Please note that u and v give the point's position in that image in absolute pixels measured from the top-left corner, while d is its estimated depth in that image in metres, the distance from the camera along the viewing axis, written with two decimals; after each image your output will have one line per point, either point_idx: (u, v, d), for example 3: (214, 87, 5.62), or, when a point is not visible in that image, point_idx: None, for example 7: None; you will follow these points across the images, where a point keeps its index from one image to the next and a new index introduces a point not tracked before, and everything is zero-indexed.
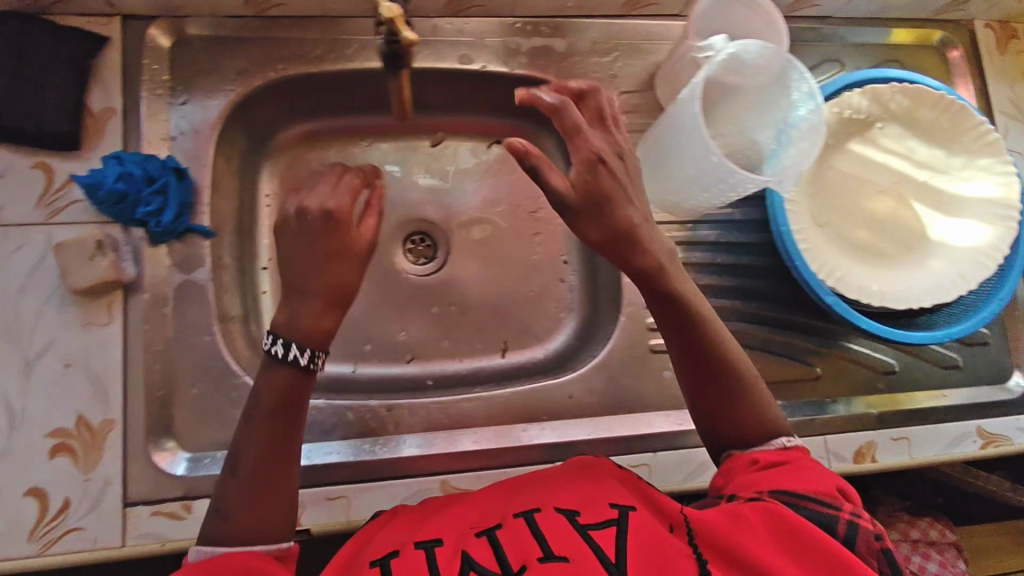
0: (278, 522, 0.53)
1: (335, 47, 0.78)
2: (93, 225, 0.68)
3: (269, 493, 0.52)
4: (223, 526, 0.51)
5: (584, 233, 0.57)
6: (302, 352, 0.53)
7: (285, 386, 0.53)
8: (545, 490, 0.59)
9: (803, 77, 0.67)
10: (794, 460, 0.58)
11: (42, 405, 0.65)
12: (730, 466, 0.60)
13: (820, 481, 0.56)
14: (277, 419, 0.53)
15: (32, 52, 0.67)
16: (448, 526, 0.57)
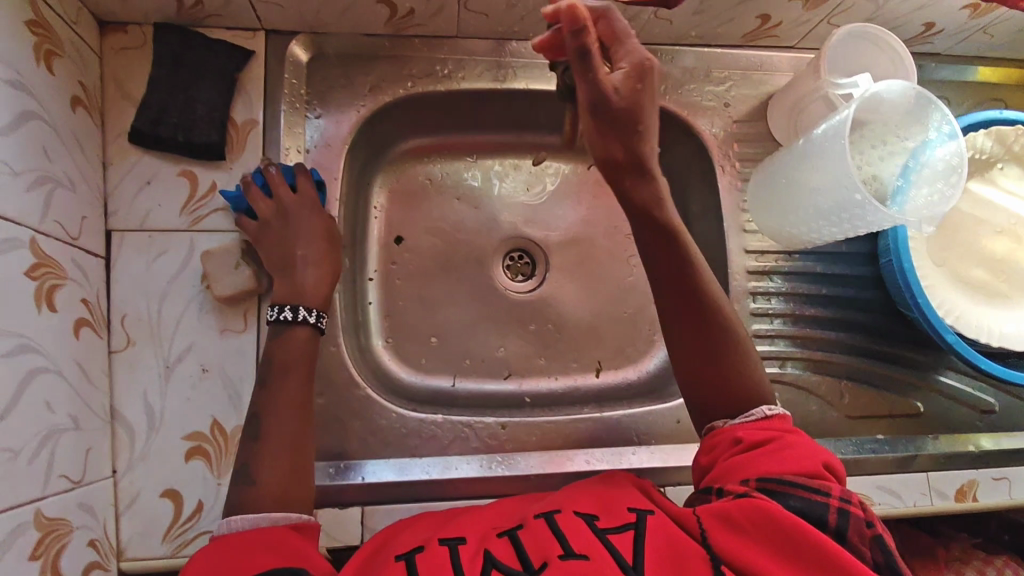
0: (297, 487, 0.54)
1: (463, 66, 0.79)
2: (232, 233, 0.69)
3: (293, 454, 0.55)
4: (247, 492, 0.52)
5: (608, 154, 0.61)
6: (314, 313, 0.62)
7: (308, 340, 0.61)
8: (562, 497, 0.61)
9: (946, 118, 0.69)
10: (771, 441, 0.60)
11: (179, 409, 0.66)
12: (714, 444, 0.63)
13: (805, 458, 0.58)
14: (302, 383, 0.59)
15: (187, 66, 0.70)
16: (471, 526, 0.58)
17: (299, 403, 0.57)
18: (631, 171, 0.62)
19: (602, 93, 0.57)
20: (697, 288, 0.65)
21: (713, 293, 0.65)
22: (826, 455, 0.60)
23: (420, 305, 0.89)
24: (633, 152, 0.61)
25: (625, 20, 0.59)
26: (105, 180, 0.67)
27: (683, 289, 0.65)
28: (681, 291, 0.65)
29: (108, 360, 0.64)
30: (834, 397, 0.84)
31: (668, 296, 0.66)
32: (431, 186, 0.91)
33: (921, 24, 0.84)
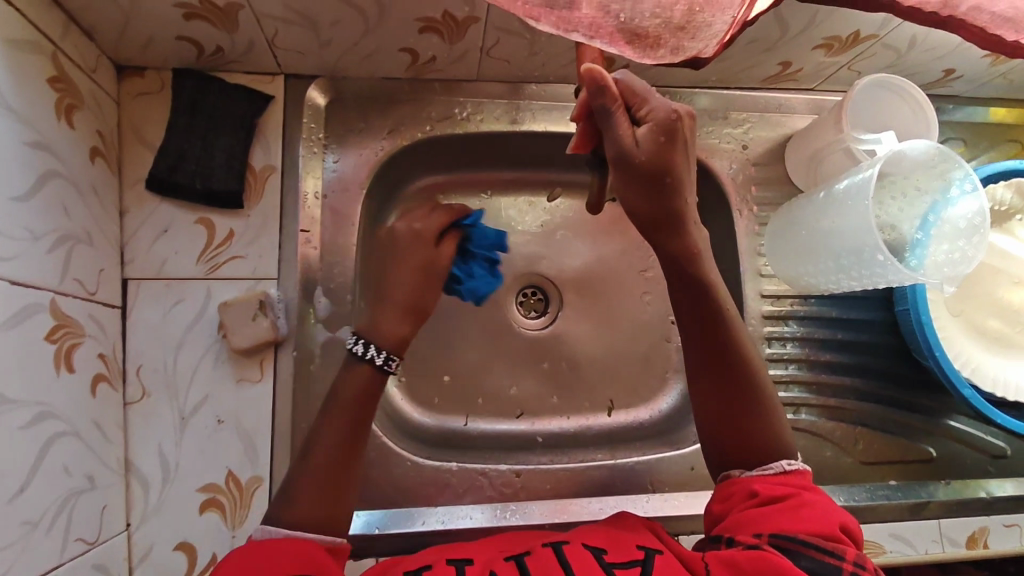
0: (333, 511, 0.54)
1: (481, 108, 0.79)
2: (249, 281, 0.69)
3: (333, 481, 0.54)
4: (283, 511, 0.53)
5: (631, 206, 0.58)
6: (382, 353, 0.58)
7: (368, 381, 0.57)
8: (575, 531, 0.62)
9: (967, 175, 0.69)
10: (790, 498, 0.58)
11: (193, 460, 0.66)
12: (730, 494, 0.62)
13: (822, 520, 0.56)
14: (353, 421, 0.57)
15: (206, 112, 0.70)
16: (481, 549, 0.59)
17: (346, 439, 0.56)
18: (661, 228, 0.59)
19: (626, 150, 0.53)
20: (725, 337, 0.64)
21: (740, 343, 0.64)
22: (846, 519, 0.57)
23: (432, 344, 0.89)
24: (665, 209, 0.58)
25: (643, 79, 0.55)
26: (122, 229, 0.67)
27: (711, 338, 0.64)
28: (708, 339, 0.64)
29: (123, 412, 0.65)
30: (853, 446, 0.84)
31: (696, 344, 0.65)
32: (446, 222, 0.89)
33: (941, 70, 0.82)
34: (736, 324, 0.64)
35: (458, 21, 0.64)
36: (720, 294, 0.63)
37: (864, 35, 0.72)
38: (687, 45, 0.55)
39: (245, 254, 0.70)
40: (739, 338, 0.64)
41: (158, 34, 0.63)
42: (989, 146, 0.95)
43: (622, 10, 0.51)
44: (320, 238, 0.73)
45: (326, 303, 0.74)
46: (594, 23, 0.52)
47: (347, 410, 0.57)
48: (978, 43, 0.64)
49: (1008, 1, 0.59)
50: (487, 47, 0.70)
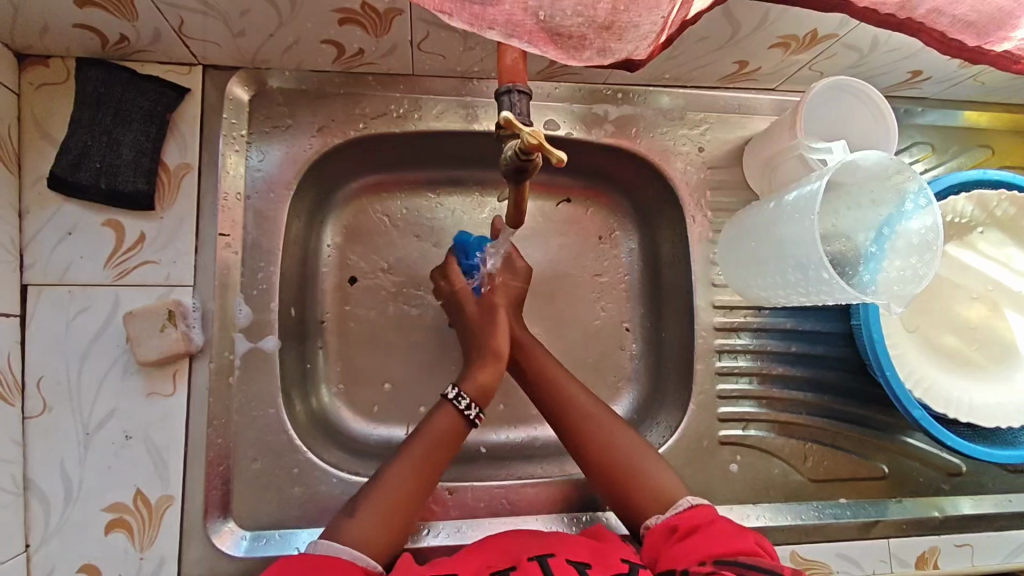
0: (393, 534, 0.62)
1: (419, 106, 0.74)
2: (161, 288, 0.65)
3: (396, 504, 0.62)
4: (346, 524, 0.61)
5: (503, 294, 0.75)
6: (452, 390, 0.70)
7: (448, 420, 0.68)
8: (556, 542, 0.59)
9: (922, 188, 0.64)
10: (703, 521, 0.59)
11: (99, 478, 0.63)
12: (654, 542, 0.61)
13: (733, 529, 0.57)
14: (433, 462, 0.66)
15: (114, 106, 0.65)
16: (469, 562, 0.57)
17: (419, 471, 0.65)
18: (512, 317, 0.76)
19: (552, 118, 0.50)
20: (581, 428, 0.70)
21: (598, 423, 0.70)
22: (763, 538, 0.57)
23: (370, 352, 0.81)
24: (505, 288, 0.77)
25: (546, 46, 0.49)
26: (20, 230, 0.63)
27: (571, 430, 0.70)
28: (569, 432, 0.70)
29: (20, 427, 0.61)
30: (803, 461, 0.80)
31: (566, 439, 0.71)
32: (389, 224, 0.84)
33: (908, 72, 0.77)
34: (590, 412, 0.71)
35: (380, 13, 0.60)
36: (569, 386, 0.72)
37: (821, 35, 0.68)
38: (615, 47, 0.50)
39: (158, 259, 0.66)
40: (592, 421, 0.70)
41: (54, 22, 0.58)
42: (966, 151, 0.89)
43: (541, 7, 0.45)
44: (242, 240, 0.69)
45: (248, 310, 0.69)
46: (511, 21, 0.46)
47: (428, 445, 0.66)
48: (938, 47, 0.59)
49: (970, 4, 0.54)
50: (417, 41, 0.65)
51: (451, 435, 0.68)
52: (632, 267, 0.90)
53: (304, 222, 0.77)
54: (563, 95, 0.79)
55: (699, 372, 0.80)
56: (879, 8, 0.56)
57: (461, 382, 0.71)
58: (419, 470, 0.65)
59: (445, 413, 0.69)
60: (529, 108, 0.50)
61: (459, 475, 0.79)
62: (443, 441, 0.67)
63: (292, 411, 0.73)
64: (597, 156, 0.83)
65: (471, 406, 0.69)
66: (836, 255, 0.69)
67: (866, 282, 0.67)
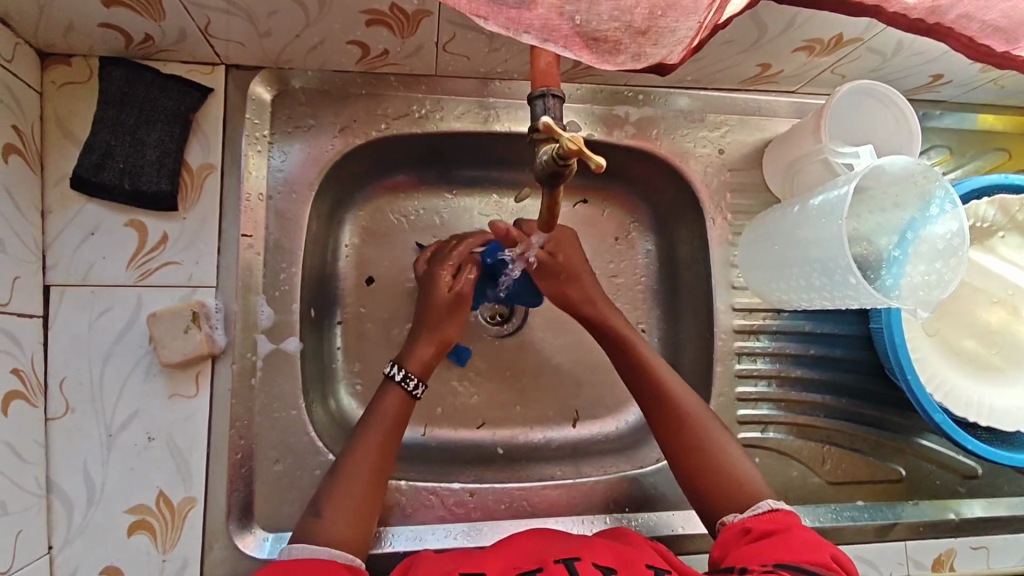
0: (362, 526, 0.62)
1: (440, 106, 0.74)
2: (184, 289, 0.65)
3: (361, 496, 0.62)
4: (315, 522, 0.61)
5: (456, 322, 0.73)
6: (394, 369, 0.68)
7: (389, 402, 0.67)
8: (580, 543, 0.59)
9: (948, 194, 0.65)
10: (783, 530, 0.59)
11: (121, 479, 0.63)
12: (724, 538, 0.62)
13: (813, 546, 0.57)
14: (377, 445, 0.65)
15: (136, 105, 0.65)
16: (493, 560, 0.57)
17: (376, 453, 0.64)
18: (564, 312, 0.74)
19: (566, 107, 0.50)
20: (665, 401, 0.70)
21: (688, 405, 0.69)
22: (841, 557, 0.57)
23: (389, 353, 0.81)
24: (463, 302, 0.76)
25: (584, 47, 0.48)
26: (42, 231, 0.62)
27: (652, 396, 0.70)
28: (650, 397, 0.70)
29: (43, 428, 0.61)
30: (821, 464, 0.80)
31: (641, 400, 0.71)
32: (407, 224, 0.83)
33: (929, 75, 0.77)
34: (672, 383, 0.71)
35: (408, 14, 0.59)
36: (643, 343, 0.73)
37: (847, 39, 0.67)
38: (649, 51, 0.50)
39: (180, 260, 0.65)
40: (689, 404, 0.69)
41: (79, 21, 0.58)
42: (983, 154, 0.89)
43: (577, 12, 0.45)
44: (264, 241, 0.69)
45: (270, 311, 0.69)
46: (547, 25, 0.46)
47: (380, 431, 0.65)
48: (967, 53, 0.59)
49: (1001, 10, 0.53)
50: (442, 42, 0.65)
51: (399, 415, 0.67)
52: (649, 268, 0.89)
53: (323, 223, 0.77)
54: (584, 97, 0.78)
55: (718, 374, 0.80)
56: (909, 14, 0.56)
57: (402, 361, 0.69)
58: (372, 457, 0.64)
59: (390, 395, 0.67)
60: (563, 112, 0.50)
61: (477, 477, 0.78)
62: (393, 422, 0.66)
63: (312, 412, 0.72)
64: (616, 157, 0.83)
65: (410, 381, 0.68)
66: (858, 258, 0.68)
67: (889, 286, 0.67)
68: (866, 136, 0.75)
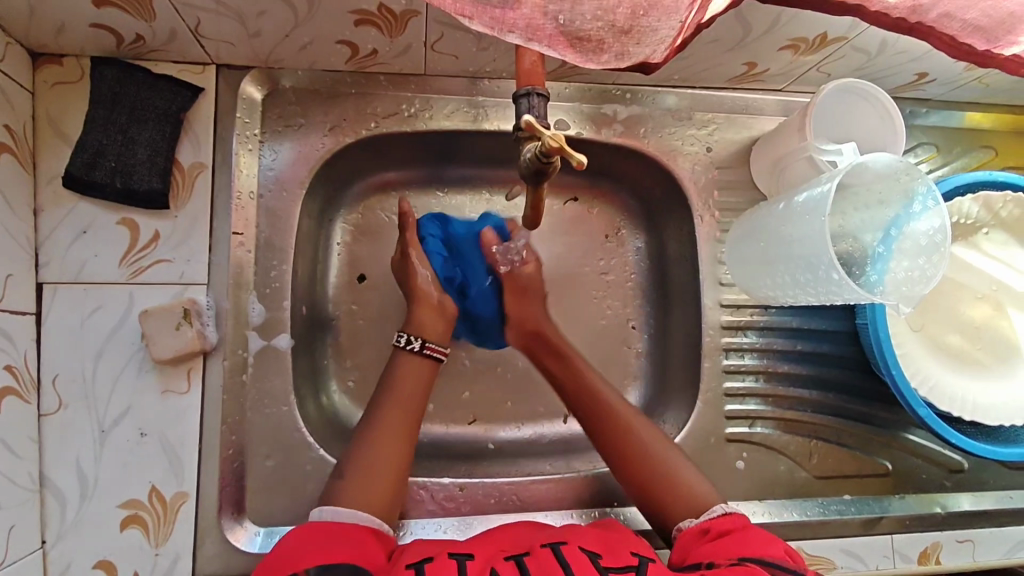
0: (389, 484, 0.63)
1: (430, 105, 0.74)
2: (176, 286, 0.66)
3: (386, 452, 0.64)
4: (338, 484, 0.62)
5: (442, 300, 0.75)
6: (402, 335, 0.71)
7: (407, 367, 0.70)
8: (567, 532, 0.60)
9: (930, 190, 0.65)
10: (739, 529, 0.60)
11: (114, 475, 0.63)
12: (682, 543, 0.62)
13: (769, 541, 0.57)
14: (397, 407, 0.67)
15: (129, 105, 0.66)
16: (481, 546, 0.58)
17: (400, 412, 0.67)
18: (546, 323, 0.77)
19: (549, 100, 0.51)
20: (619, 429, 0.71)
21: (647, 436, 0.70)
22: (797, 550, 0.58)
23: (381, 349, 0.82)
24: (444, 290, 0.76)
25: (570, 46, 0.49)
26: (35, 229, 0.63)
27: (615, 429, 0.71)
28: (612, 430, 0.71)
29: (37, 425, 0.62)
30: (808, 459, 0.81)
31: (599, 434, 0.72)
32: (398, 222, 0.84)
33: (914, 74, 0.78)
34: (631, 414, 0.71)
35: (396, 15, 0.60)
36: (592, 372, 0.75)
37: (831, 38, 0.68)
38: (632, 51, 0.51)
39: (172, 258, 0.66)
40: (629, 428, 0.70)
41: (70, 22, 0.58)
42: (969, 152, 0.90)
43: (561, 11, 0.46)
44: (255, 239, 0.70)
45: (261, 308, 0.70)
46: (531, 24, 0.46)
47: (399, 390, 0.68)
48: (948, 51, 0.59)
49: (980, 9, 0.54)
50: (430, 42, 0.65)
51: (420, 375, 0.70)
52: (639, 265, 0.90)
53: (314, 221, 0.78)
54: (573, 95, 0.79)
55: (706, 370, 0.81)
56: (890, 14, 0.57)
57: (408, 327, 0.72)
58: (395, 415, 0.66)
59: (403, 361, 0.70)
60: (547, 110, 0.51)
61: (468, 472, 0.79)
62: (412, 384, 0.69)
63: (303, 409, 0.73)
64: (605, 155, 0.83)
65: (414, 341, 0.70)
66: (843, 255, 0.69)
67: (873, 282, 0.68)
68: (851, 134, 0.76)
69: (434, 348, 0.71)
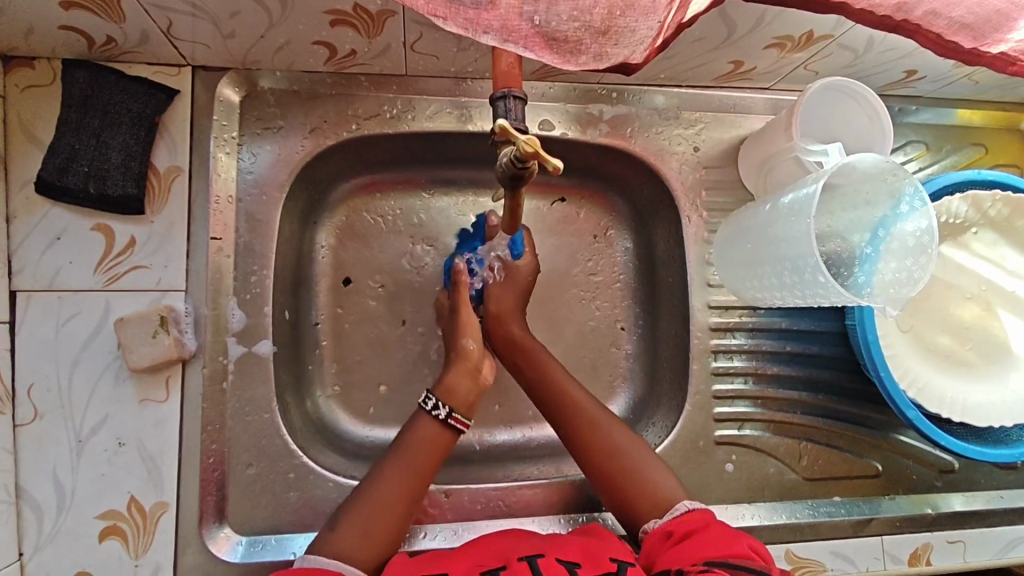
0: (383, 543, 0.61)
1: (412, 106, 0.73)
2: (153, 293, 0.65)
3: (381, 521, 0.61)
4: (329, 535, 0.61)
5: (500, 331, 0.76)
6: (427, 398, 0.68)
7: (426, 437, 0.66)
8: (546, 542, 0.59)
9: (917, 191, 0.65)
10: (699, 527, 0.60)
11: (91, 485, 0.62)
12: (649, 546, 0.62)
13: (727, 537, 0.57)
14: (406, 480, 0.64)
15: (101, 108, 0.64)
16: (457, 562, 0.57)
17: (406, 487, 0.63)
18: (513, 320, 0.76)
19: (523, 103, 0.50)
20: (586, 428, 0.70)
21: (611, 440, 0.69)
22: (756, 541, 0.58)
23: (366, 353, 0.81)
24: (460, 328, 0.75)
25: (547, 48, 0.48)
26: (8, 236, 0.62)
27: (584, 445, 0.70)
28: (583, 448, 0.70)
29: (12, 436, 0.60)
30: (798, 461, 0.80)
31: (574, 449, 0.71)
32: (382, 224, 0.83)
33: (903, 71, 0.77)
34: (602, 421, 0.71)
35: (372, 15, 0.59)
36: (574, 387, 0.73)
37: (818, 35, 0.67)
38: (611, 51, 0.50)
39: (149, 264, 0.65)
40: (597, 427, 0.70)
41: (38, 23, 0.57)
42: (960, 149, 0.89)
43: (536, 12, 0.45)
44: (234, 244, 0.68)
45: (241, 314, 0.69)
46: (506, 25, 0.45)
47: (414, 460, 0.65)
48: (935, 49, 0.58)
49: (967, 7, 0.53)
50: (410, 42, 0.64)
51: (437, 444, 0.66)
52: (627, 266, 0.89)
53: (296, 224, 0.77)
54: (558, 95, 0.78)
55: (694, 372, 0.80)
56: (876, 11, 0.55)
57: (436, 389, 0.69)
58: (407, 482, 0.64)
59: (425, 423, 0.67)
60: (524, 114, 0.50)
61: (455, 477, 0.78)
62: (427, 450, 0.66)
63: (287, 415, 0.72)
64: (591, 155, 0.82)
65: (440, 407, 0.67)
66: (831, 255, 0.68)
67: (861, 284, 0.67)
68: (839, 132, 0.75)
69: (457, 419, 0.68)
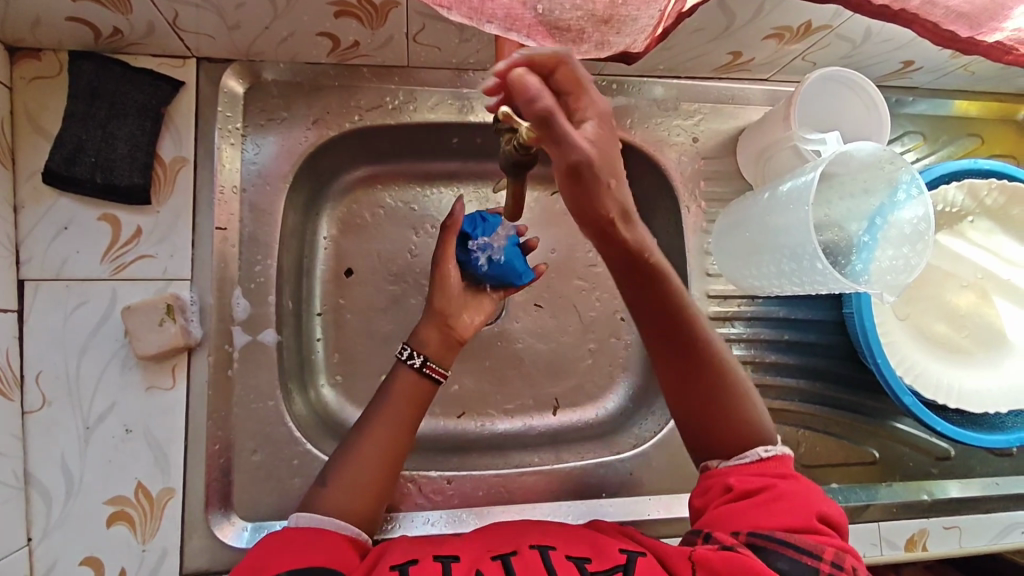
0: (370, 497, 0.61)
1: (414, 97, 0.74)
2: (159, 282, 0.65)
3: (367, 472, 0.62)
4: (318, 492, 0.60)
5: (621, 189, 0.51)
6: (403, 349, 0.68)
7: (407, 386, 0.66)
8: (557, 534, 0.60)
9: (914, 178, 0.65)
10: (768, 486, 0.57)
11: (99, 471, 0.63)
12: (708, 488, 0.61)
13: (796, 511, 0.55)
14: (388, 424, 0.64)
15: (108, 99, 0.65)
16: (468, 546, 0.58)
17: (382, 446, 0.63)
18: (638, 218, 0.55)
19: None
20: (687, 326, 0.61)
21: (720, 356, 0.62)
22: (824, 509, 0.56)
23: (369, 344, 0.81)
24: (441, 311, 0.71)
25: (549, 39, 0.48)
26: (16, 226, 0.62)
27: (688, 346, 0.61)
28: (684, 347, 0.62)
29: (20, 422, 0.61)
30: (795, 448, 0.81)
31: (661, 341, 0.62)
32: (384, 215, 0.83)
33: (900, 62, 0.78)
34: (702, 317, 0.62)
35: (376, 5, 0.59)
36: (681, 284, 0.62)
37: (815, 26, 0.68)
38: (612, 40, 0.50)
39: (154, 253, 0.66)
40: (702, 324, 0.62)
41: (46, 16, 0.58)
42: (955, 141, 0.89)
43: (539, 1, 0.45)
44: (238, 234, 0.69)
45: (245, 303, 0.69)
46: (510, 15, 0.46)
47: (393, 407, 0.65)
48: (931, 39, 0.59)
49: None
50: (412, 33, 0.65)
51: (414, 395, 0.66)
52: None
53: (299, 216, 0.77)
54: None
55: None
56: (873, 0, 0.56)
57: (411, 341, 0.69)
58: (385, 433, 0.64)
59: (401, 375, 0.67)
60: None
61: (458, 465, 0.79)
62: (405, 401, 0.66)
63: (291, 404, 0.73)
64: None
65: (415, 356, 0.67)
66: (830, 244, 0.69)
67: (858, 271, 0.68)
68: (836, 122, 0.76)
69: (434, 368, 0.68)
